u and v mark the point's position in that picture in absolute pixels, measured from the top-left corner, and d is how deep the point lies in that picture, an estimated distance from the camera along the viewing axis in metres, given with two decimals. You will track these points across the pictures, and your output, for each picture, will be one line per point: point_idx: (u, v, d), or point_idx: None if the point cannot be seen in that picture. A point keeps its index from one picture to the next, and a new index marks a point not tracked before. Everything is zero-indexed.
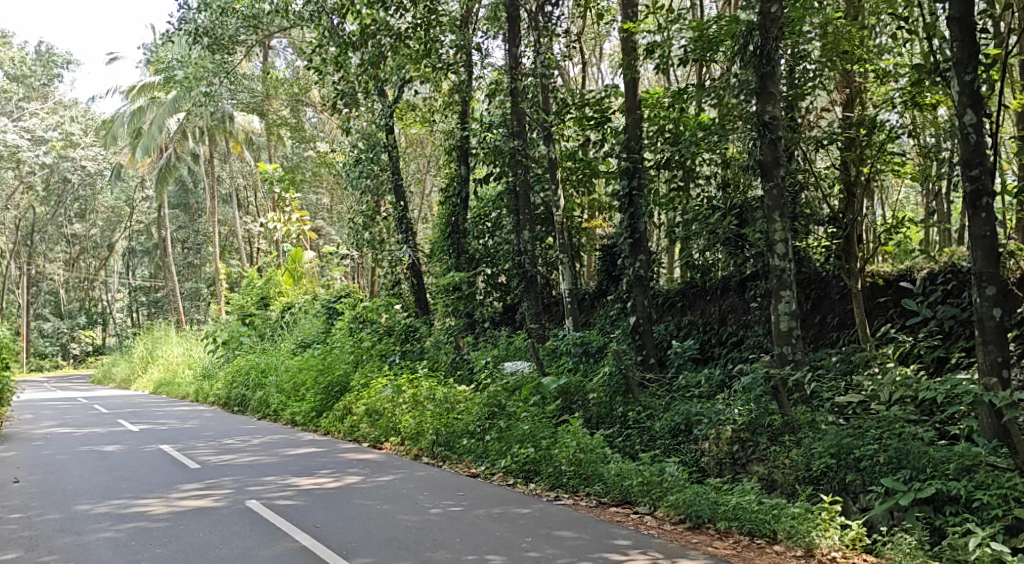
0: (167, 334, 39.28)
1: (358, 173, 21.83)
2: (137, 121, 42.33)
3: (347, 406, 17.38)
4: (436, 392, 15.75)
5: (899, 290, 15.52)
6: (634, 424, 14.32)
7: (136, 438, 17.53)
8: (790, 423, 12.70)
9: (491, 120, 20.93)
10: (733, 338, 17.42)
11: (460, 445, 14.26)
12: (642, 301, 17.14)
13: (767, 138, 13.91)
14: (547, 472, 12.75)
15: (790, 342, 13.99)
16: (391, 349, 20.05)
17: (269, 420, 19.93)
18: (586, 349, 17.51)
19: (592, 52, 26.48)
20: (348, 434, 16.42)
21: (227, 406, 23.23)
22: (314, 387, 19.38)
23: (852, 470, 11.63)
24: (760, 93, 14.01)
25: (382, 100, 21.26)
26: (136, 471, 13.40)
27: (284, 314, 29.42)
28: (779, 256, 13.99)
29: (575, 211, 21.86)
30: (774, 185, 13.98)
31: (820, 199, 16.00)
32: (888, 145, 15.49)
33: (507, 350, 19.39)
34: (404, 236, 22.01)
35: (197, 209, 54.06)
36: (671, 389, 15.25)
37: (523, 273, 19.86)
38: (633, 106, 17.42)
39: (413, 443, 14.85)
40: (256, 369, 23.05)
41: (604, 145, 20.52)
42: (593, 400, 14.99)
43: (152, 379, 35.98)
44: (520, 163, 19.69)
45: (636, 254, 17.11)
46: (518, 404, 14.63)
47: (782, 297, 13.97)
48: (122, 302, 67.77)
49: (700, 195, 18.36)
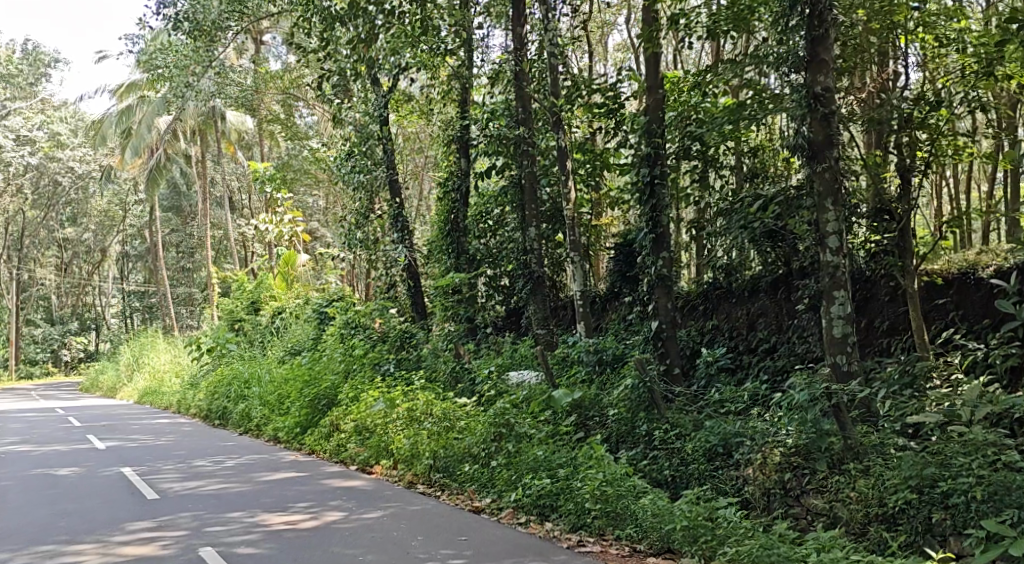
0: (155, 340, 37.31)
1: (351, 167, 20.40)
2: (126, 121, 40.47)
3: (335, 422, 15.40)
4: (433, 407, 13.82)
5: (960, 291, 14.02)
6: (662, 445, 12.45)
7: (98, 457, 15.53)
8: (854, 448, 10.94)
9: (494, 108, 19.09)
10: (767, 346, 15.57)
11: (462, 473, 12.32)
12: (666, 303, 15.04)
13: (818, 113, 12.14)
14: (566, 509, 10.80)
15: (844, 351, 12.17)
16: (384, 357, 18.06)
17: (250, 437, 17.94)
18: (602, 357, 15.64)
19: (598, 41, 24.67)
20: (334, 455, 14.48)
21: (209, 420, 21.27)
22: (298, 399, 17.37)
23: (939, 508, 9.91)
24: (810, 61, 12.19)
25: (377, 90, 19.80)
26: (84, 502, 11.50)
27: (274, 319, 27.44)
28: (832, 250, 12.20)
29: (586, 206, 19.95)
30: (827, 167, 12.14)
31: (870, 187, 14.25)
32: (949, 126, 13.83)
33: (514, 359, 17.46)
34: (399, 235, 20.07)
35: (189, 212, 52.05)
36: (703, 404, 13.40)
37: (529, 273, 17.86)
38: (653, 85, 15.37)
39: (408, 468, 12.93)
40: (240, 379, 21.14)
41: (619, 132, 18.60)
42: (612, 416, 13.21)
43: (138, 387, 33.99)
44: (527, 153, 17.88)
45: (659, 253, 15.05)
46: (529, 424, 12.72)
47: (835, 298, 12.18)
48: (115, 308, 65.76)
49: (725, 187, 16.63)
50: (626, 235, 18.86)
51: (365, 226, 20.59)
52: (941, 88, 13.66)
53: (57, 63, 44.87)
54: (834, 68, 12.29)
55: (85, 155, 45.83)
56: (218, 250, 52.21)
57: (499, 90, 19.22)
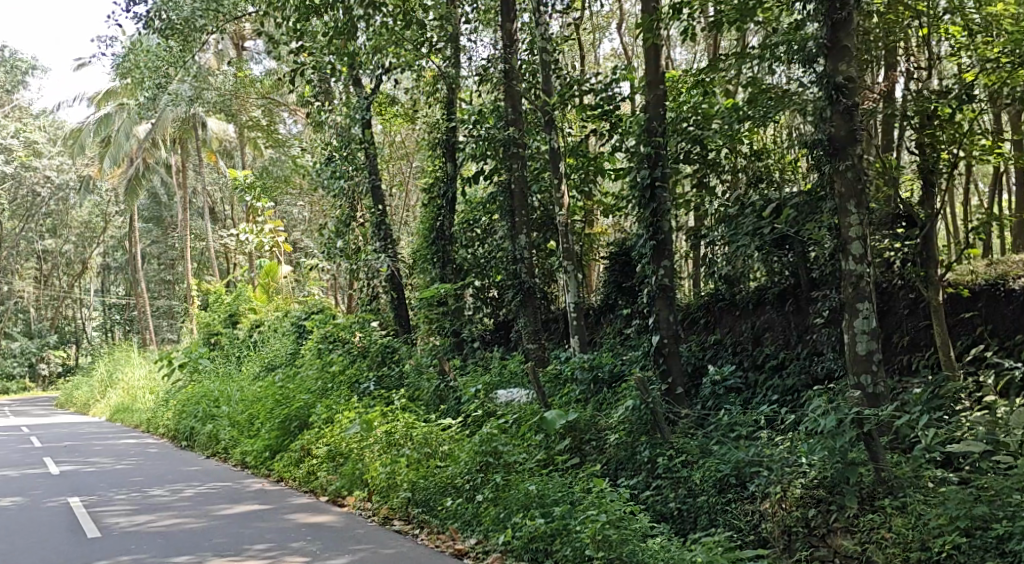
0: (128, 354, 35.91)
1: (332, 173, 19.31)
2: (104, 129, 39.06)
3: (306, 446, 14.08)
4: (414, 429, 12.54)
5: (989, 303, 13.00)
6: (667, 474, 11.33)
7: (46, 484, 14.15)
8: (887, 482, 9.97)
9: (484, 110, 17.85)
10: (775, 363, 14.37)
11: (443, 507, 11.08)
12: (667, 317, 13.77)
13: (840, 105, 10.93)
14: (562, 556, 9.60)
15: (869, 370, 11.00)
16: (363, 374, 16.77)
17: (217, 461, 16.61)
18: (597, 376, 14.44)
19: (591, 45, 23.39)
20: (304, 484, 13.18)
21: (177, 441, 19.93)
22: (268, 420, 16.02)
23: (994, 554, 9.02)
24: (831, 48, 10.99)
25: (359, 91, 18.58)
26: (16, 541, 10.23)
27: (251, 333, 26.10)
28: (855, 258, 11.01)
29: (579, 216, 18.48)
30: (850, 165, 10.96)
31: (890, 188, 13.11)
32: (976, 124, 12.82)
33: (501, 377, 16.13)
34: (382, 244, 18.88)
35: (169, 222, 50.51)
36: (711, 428, 12.26)
37: (518, 284, 16.67)
38: (654, 79, 14.02)
39: (384, 499, 11.67)
40: (210, 397, 19.80)
41: (614, 136, 17.34)
42: (612, 442, 12.06)
43: (111, 404, 32.53)
44: (516, 155, 16.74)
45: (660, 261, 13.77)
46: (519, 452, 11.46)
47: (858, 311, 11.01)
48: (96, 320, 64.06)
49: (729, 191, 15.47)
50: (623, 244, 17.67)
51: (346, 235, 19.41)
52: (969, 84, 12.64)
53: (33, 70, 43.41)
54: (857, 54, 11.09)
55: (63, 164, 44.61)
56: (199, 262, 50.82)
57: (488, 91, 18.04)
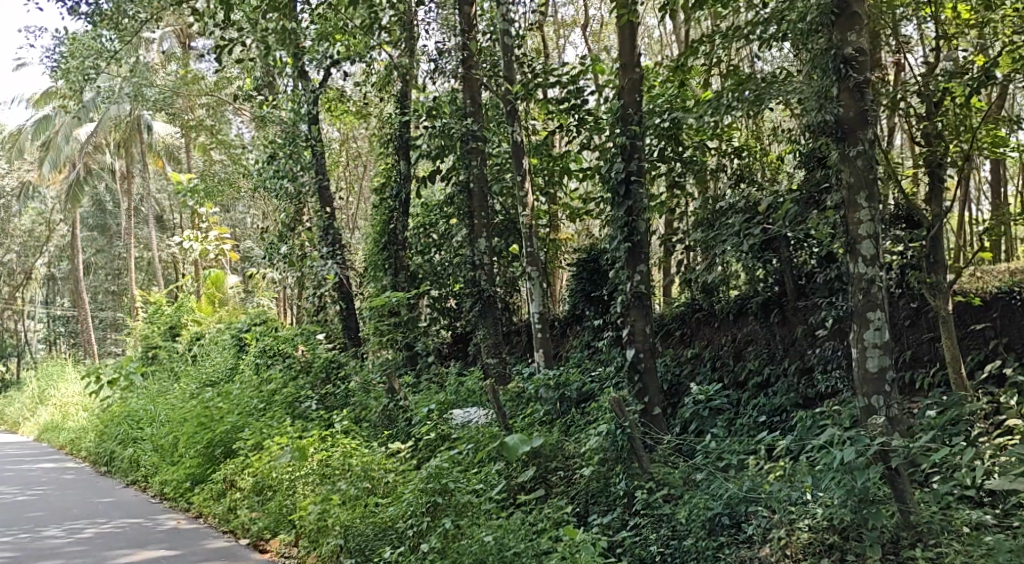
0: (63, 370, 33.66)
1: (274, 172, 17.54)
2: (43, 132, 36.80)
3: (230, 477, 12.30)
4: (353, 459, 10.85)
5: (1004, 313, 11.54)
6: (647, 510, 9.86)
7: None
8: (915, 527, 8.75)
9: (440, 102, 16.18)
10: (762, 381, 12.86)
11: (381, 558, 9.46)
12: (644, 328, 12.18)
13: (850, 81, 9.44)
14: None
15: (881, 391, 9.47)
16: (302, 393, 15.01)
17: (136, 491, 14.79)
18: (565, 394, 12.87)
19: (558, 39, 21.69)
20: (224, 523, 11.44)
21: (98, 465, 18.00)
22: (192, 445, 14.22)
23: None
24: (839, 17, 9.51)
25: (305, 83, 16.86)
26: None
27: (191, 346, 24.09)
28: (865, 260, 9.50)
29: (543, 219, 16.87)
30: (861, 151, 9.44)
31: (893, 183, 11.65)
32: (988, 112, 11.43)
33: (457, 395, 14.44)
34: (329, 249, 17.01)
35: (113, 230, 48.12)
36: (695, 457, 10.72)
37: (478, 292, 15.11)
38: (629, 62, 12.44)
39: (312, 545, 10.02)
40: (137, 417, 17.89)
41: (582, 132, 15.74)
42: (583, 474, 10.50)
43: (41, 423, 30.33)
44: (475, 151, 15.22)
45: (636, 265, 12.18)
46: (473, 489, 9.83)
47: (868, 321, 9.49)
48: (38, 333, 61.39)
49: (708, 191, 13.92)
50: (592, 249, 16.06)
51: (290, 239, 17.66)
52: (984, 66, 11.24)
53: None
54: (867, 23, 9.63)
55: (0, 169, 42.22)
56: (145, 272, 48.58)
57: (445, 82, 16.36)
